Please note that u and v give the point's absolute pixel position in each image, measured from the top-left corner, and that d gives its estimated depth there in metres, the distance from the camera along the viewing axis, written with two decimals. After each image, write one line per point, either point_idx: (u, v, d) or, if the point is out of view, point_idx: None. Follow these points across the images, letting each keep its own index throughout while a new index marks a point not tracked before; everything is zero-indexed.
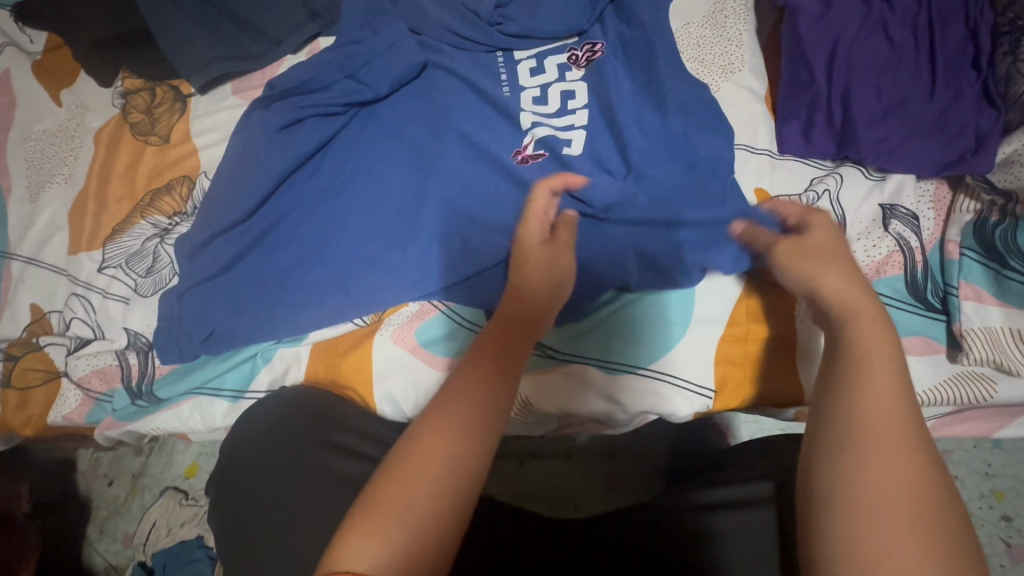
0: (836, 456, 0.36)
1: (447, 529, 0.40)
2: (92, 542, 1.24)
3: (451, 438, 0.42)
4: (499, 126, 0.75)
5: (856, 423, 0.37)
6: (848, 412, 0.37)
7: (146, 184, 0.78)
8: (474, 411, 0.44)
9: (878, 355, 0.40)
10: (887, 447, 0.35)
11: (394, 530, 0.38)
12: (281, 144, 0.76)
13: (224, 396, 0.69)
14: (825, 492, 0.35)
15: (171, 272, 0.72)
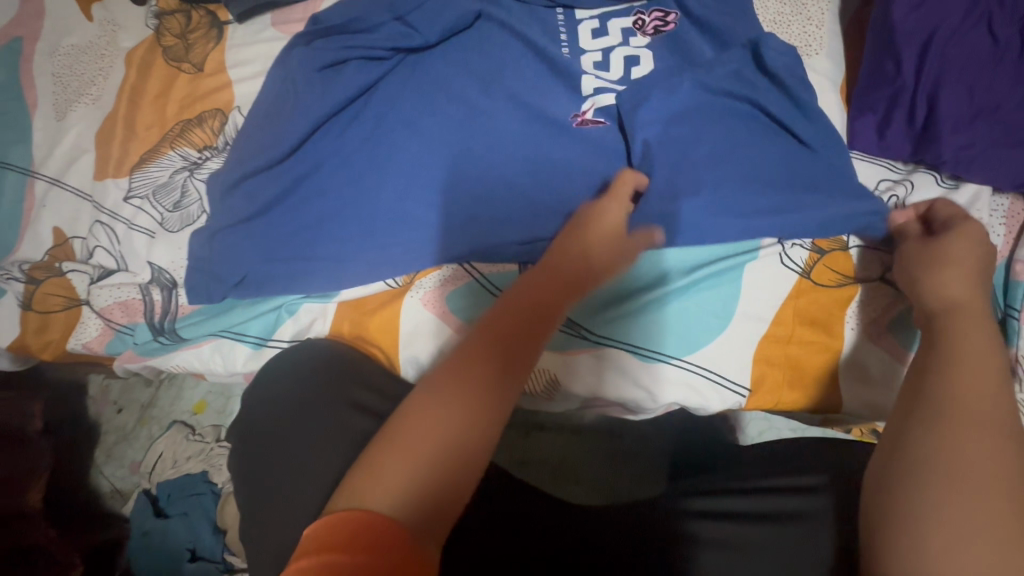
0: (931, 433, 0.38)
1: (473, 469, 0.40)
2: (99, 465, 1.27)
3: (466, 386, 0.42)
4: (553, 91, 0.71)
5: (958, 412, 0.39)
6: (941, 393, 0.40)
7: (177, 114, 0.75)
8: (494, 365, 0.44)
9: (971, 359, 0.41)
10: (984, 429, 0.38)
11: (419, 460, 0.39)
12: (320, 85, 0.72)
13: (247, 342, 0.68)
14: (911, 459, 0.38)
15: (200, 209, 0.70)
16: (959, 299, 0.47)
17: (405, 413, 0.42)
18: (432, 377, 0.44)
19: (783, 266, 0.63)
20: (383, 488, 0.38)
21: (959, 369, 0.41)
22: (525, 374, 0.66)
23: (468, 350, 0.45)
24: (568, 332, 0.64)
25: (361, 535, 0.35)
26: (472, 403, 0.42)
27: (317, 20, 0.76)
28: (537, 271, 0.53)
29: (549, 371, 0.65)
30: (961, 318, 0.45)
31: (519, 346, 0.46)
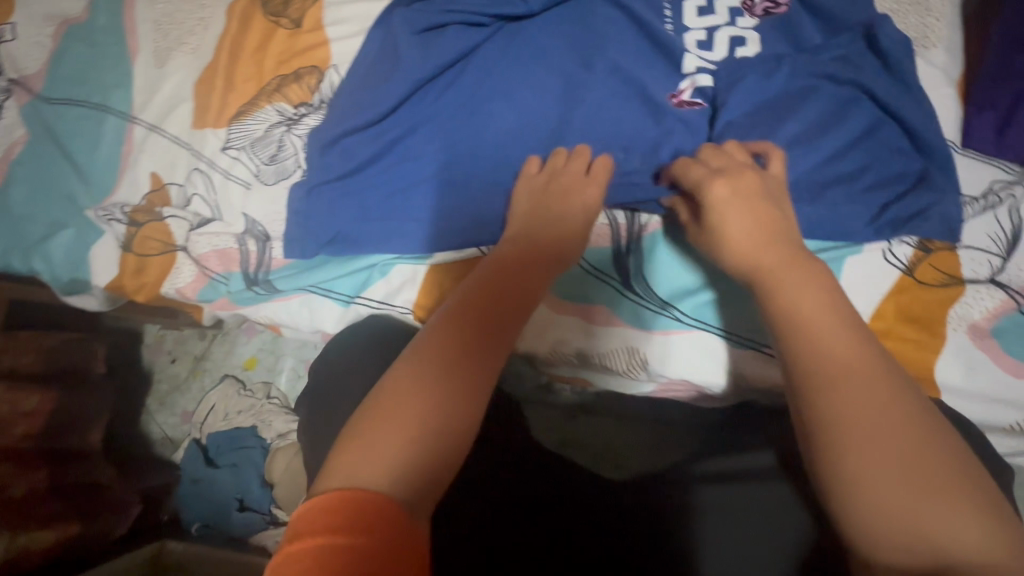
0: (831, 386, 0.43)
1: (449, 450, 0.44)
2: (151, 412, 1.30)
3: (435, 372, 0.46)
4: (655, 68, 0.70)
5: (820, 367, 0.44)
6: (802, 345, 0.45)
7: (274, 68, 0.75)
8: (462, 352, 0.48)
9: (806, 307, 0.47)
10: (847, 384, 0.42)
11: (396, 445, 0.42)
12: (422, 47, 0.71)
13: (337, 298, 0.70)
14: (824, 411, 0.42)
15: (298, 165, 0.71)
16: (751, 260, 0.52)
17: (384, 399, 0.45)
18: (404, 367, 0.47)
19: (888, 262, 0.62)
20: (372, 471, 0.41)
21: (816, 331, 0.45)
22: (616, 352, 0.64)
23: (434, 339, 0.48)
24: (662, 313, 0.63)
25: (357, 515, 0.38)
26: (449, 388, 0.45)
27: None
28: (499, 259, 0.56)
29: (640, 350, 0.64)
30: (781, 272, 0.49)
31: (484, 329, 0.49)
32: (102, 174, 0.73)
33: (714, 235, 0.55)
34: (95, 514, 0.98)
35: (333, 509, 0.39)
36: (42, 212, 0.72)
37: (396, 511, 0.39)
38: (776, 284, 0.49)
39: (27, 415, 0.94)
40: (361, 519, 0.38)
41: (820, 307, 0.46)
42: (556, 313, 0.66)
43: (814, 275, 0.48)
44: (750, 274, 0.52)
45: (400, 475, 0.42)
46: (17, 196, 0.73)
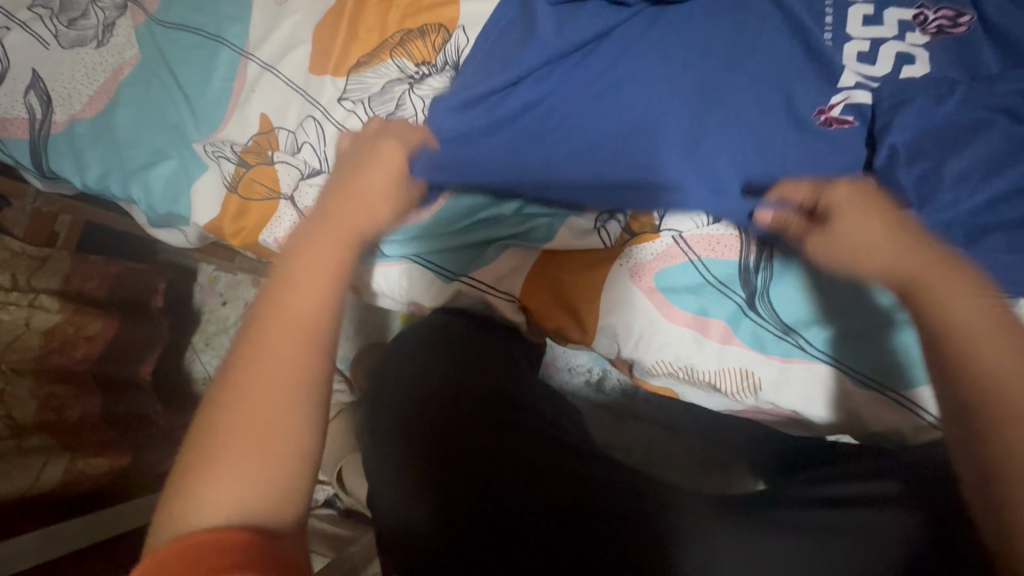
0: (1005, 424, 0.44)
1: (289, 466, 0.42)
2: (197, 351, 1.30)
3: (266, 387, 0.43)
4: (810, 74, 0.64)
5: (989, 396, 0.44)
6: (970, 373, 0.45)
7: (398, 21, 0.71)
8: (290, 357, 0.44)
9: (972, 325, 0.46)
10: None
11: (234, 486, 0.39)
12: (561, 20, 0.67)
13: (440, 273, 0.67)
14: (1010, 449, 0.43)
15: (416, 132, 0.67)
16: (906, 269, 0.49)
17: (213, 438, 0.41)
18: (233, 396, 0.43)
19: None
20: (214, 514, 0.38)
21: (978, 342, 0.45)
22: (729, 372, 0.62)
23: (264, 359, 0.44)
24: (784, 339, 0.59)
25: (219, 545, 0.35)
26: (282, 404, 0.42)
27: None
28: (311, 243, 0.51)
29: (754, 374, 0.61)
30: (939, 282, 0.47)
31: (313, 328, 0.46)
32: (211, 108, 0.70)
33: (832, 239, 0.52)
34: (144, 445, 0.97)
35: (170, 563, 0.34)
36: (146, 140, 0.70)
37: (247, 540, 0.36)
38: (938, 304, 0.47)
39: (88, 339, 0.92)
40: (209, 559, 0.34)
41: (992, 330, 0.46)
42: (672, 321, 0.62)
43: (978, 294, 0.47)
44: (905, 282, 0.49)
45: (244, 507, 0.38)
46: (124, 120, 0.71)
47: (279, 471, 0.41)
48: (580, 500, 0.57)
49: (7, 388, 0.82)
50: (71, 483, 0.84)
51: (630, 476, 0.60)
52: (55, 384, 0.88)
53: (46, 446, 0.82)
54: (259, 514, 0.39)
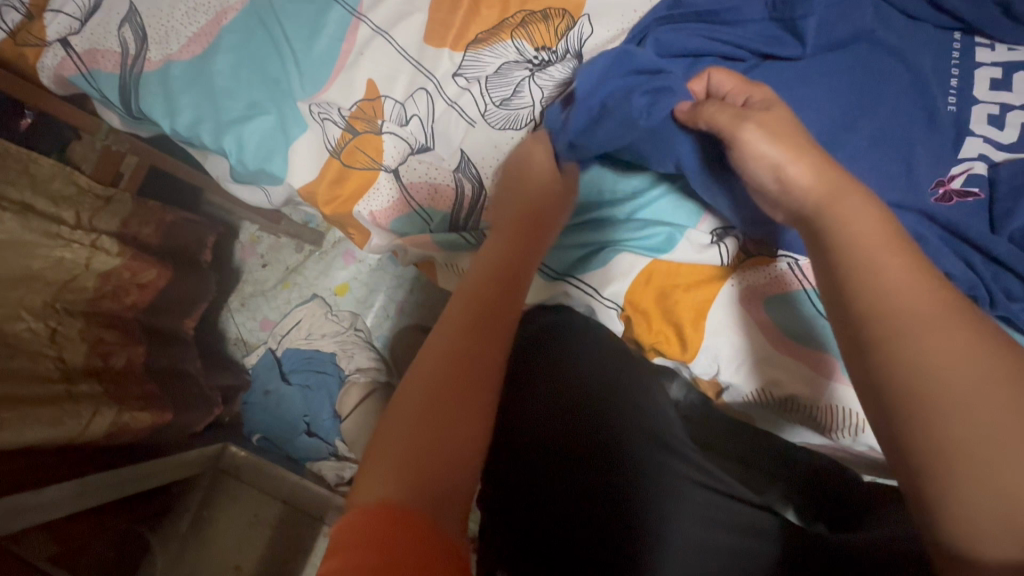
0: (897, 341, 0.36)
1: (473, 407, 0.41)
2: (232, 311, 1.28)
3: (437, 380, 0.41)
4: (947, 114, 0.62)
5: (896, 319, 0.37)
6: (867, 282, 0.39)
7: (521, 1, 0.67)
8: (456, 357, 0.42)
9: (869, 236, 0.40)
10: (930, 330, 0.36)
11: (415, 440, 0.38)
12: (669, 77, 0.64)
13: (544, 271, 0.67)
14: (899, 379, 0.36)
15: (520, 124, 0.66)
16: (809, 190, 0.45)
17: (412, 387, 0.41)
18: (402, 394, 0.41)
19: None
20: (387, 478, 0.37)
21: (880, 266, 0.39)
22: (825, 410, 0.59)
23: (423, 368, 0.42)
24: None
25: (373, 529, 0.34)
26: (444, 409, 0.40)
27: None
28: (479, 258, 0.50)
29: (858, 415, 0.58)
30: (845, 207, 0.43)
31: (490, 312, 0.45)
32: (317, 67, 0.67)
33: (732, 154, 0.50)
34: (183, 405, 0.94)
35: (359, 525, 0.34)
36: (244, 93, 0.67)
37: (421, 516, 0.35)
38: (872, 272, 0.39)
39: (140, 286, 0.89)
40: (386, 531, 0.34)
41: (875, 236, 0.41)
42: (774, 349, 0.60)
43: (906, 254, 0.39)
44: (810, 212, 0.44)
45: (422, 478, 0.37)
46: (222, 67, 0.67)
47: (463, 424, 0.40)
48: (620, 500, 0.50)
49: (59, 328, 0.79)
50: (113, 436, 0.80)
51: (683, 478, 0.52)
52: (104, 330, 0.84)
53: (93, 395, 0.78)
54: (447, 460, 0.38)
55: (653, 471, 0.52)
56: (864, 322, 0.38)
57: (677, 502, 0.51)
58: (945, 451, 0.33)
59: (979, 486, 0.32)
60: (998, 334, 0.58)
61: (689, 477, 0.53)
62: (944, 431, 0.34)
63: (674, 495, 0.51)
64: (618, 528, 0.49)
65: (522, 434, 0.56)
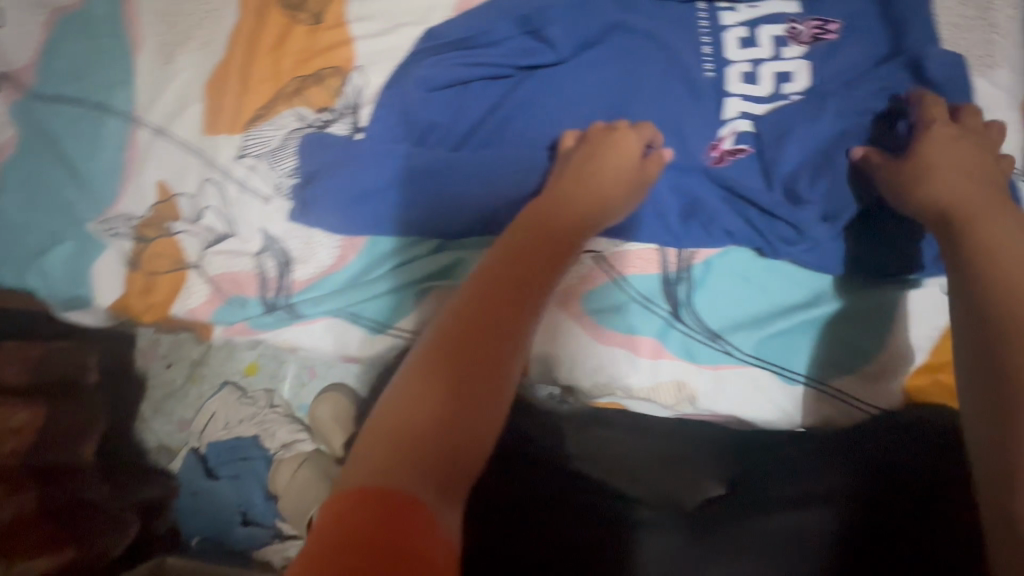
0: (1009, 337, 0.42)
1: (484, 400, 0.40)
2: (145, 421, 1.14)
3: (461, 362, 0.40)
4: (708, 80, 0.65)
5: (1008, 313, 0.44)
6: (998, 282, 0.45)
7: (292, 69, 0.69)
8: (507, 361, 0.42)
9: (998, 249, 0.47)
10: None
11: (425, 418, 0.38)
12: (443, 111, 0.65)
13: (361, 324, 0.65)
14: (1010, 368, 0.41)
15: (304, 184, 0.63)
16: (956, 194, 0.52)
17: (444, 371, 0.39)
18: (406, 379, 0.40)
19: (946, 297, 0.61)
20: (367, 468, 0.36)
21: (1016, 270, 0.46)
22: (663, 387, 0.62)
23: (408, 382, 0.40)
24: (712, 347, 0.62)
25: (348, 513, 0.32)
26: (434, 405, 0.38)
27: (431, 32, 0.65)
28: (534, 243, 0.49)
29: (688, 385, 0.62)
30: (983, 219, 0.50)
31: (516, 304, 0.43)
32: (105, 181, 0.67)
33: (920, 167, 0.55)
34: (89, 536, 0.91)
35: (345, 514, 0.33)
36: (38, 223, 0.66)
37: (399, 501, 0.33)
38: (1000, 277, 0.45)
39: (15, 430, 0.88)
40: (373, 518, 0.32)
41: None
42: (600, 340, 0.63)
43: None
44: (941, 215, 0.52)
45: (418, 474, 0.36)
46: (10, 204, 0.66)
47: (439, 414, 0.38)
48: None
49: None
50: None
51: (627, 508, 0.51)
52: None
53: None
54: (422, 445, 0.37)
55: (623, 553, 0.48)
56: (1001, 326, 0.43)
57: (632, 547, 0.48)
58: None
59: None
60: (801, 276, 0.62)
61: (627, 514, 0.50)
62: None
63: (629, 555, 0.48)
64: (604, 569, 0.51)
65: (515, 488, 0.52)
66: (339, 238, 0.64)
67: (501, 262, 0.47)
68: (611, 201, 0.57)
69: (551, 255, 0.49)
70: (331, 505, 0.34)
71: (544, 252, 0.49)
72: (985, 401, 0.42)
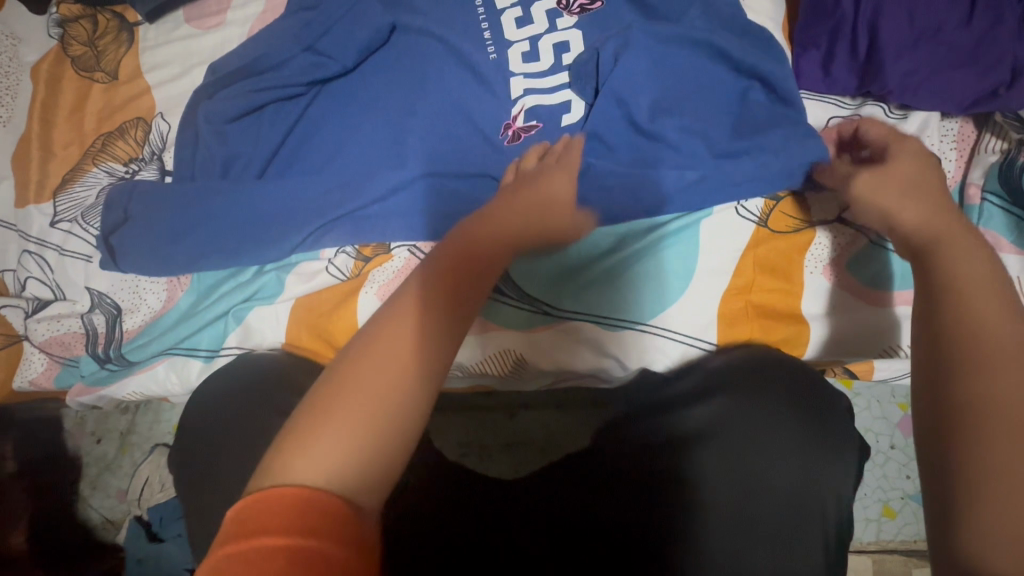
0: (946, 319, 0.40)
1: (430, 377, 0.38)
2: (86, 499, 1.01)
3: (413, 335, 0.38)
4: (489, 61, 0.66)
5: (957, 291, 0.41)
6: (944, 266, 0.43)
7: (96, 128, 0.70)
8: (440, 337, 0.39)
9: (953, 232, 0.45)
10: (1006, 363, 0.38)
11: (365, 415, 0.35)
12: (243, 139, 0.66)
13: (199, 356, 0.65)
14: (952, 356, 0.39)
15: (111, 235, 0.64)
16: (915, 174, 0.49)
17: (389, 356, 0.37)
18: (350, 365, 0.37)
19: (739, 217, 0.62)
20: (319, 465, 0.33)
21: (951, 251, 0.44)
22: (491, 359, 0.63)
23: (371, 361, 0.37)
24: (532, 311, 0.62)
25: (313, 523, 0.31)
26: (376, 384, 0.36)
27: (214, 70, 0.69)
28: (479, 227, 0.46)
29: (514, 351, 0.62)
30: (924, 189, 0.48)
31: (456, 284, 0.41)
32: None
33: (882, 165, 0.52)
34: None
35: (281, 515, 0.31)
36: None
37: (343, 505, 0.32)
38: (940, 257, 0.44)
39: None
40: (307, 519, 0.31)
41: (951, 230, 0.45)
42: None
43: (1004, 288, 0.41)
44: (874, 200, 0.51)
45: (371, 461, 0.35)
46: None
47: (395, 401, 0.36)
48: (576, 527, 0.53)
49: None
50: None
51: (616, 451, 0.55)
52: None
53: None
54: (376, 432, 0.35)
55: (629, 511, 0.51)
56: (936, 305, 0.41)
57: (650, 486, 0.51)
58: (987, 476, 0.35)
59: (994, 498, 0.35)
60: (604, 221, 0.62)
61: (574, 484, 0.56)
62: (990, 425, 0.36)
63: (630, 518, 0.51)
64: (597, 512, 0.53)
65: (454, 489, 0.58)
66: (160, 277, 0.65)
67: (459, 265, 0.42)
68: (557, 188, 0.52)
69: (494, 243, 0.45)
70: (238, 512, 0.32)
71: (496, 246, 0.45)
72: (933, 389, 0.39)
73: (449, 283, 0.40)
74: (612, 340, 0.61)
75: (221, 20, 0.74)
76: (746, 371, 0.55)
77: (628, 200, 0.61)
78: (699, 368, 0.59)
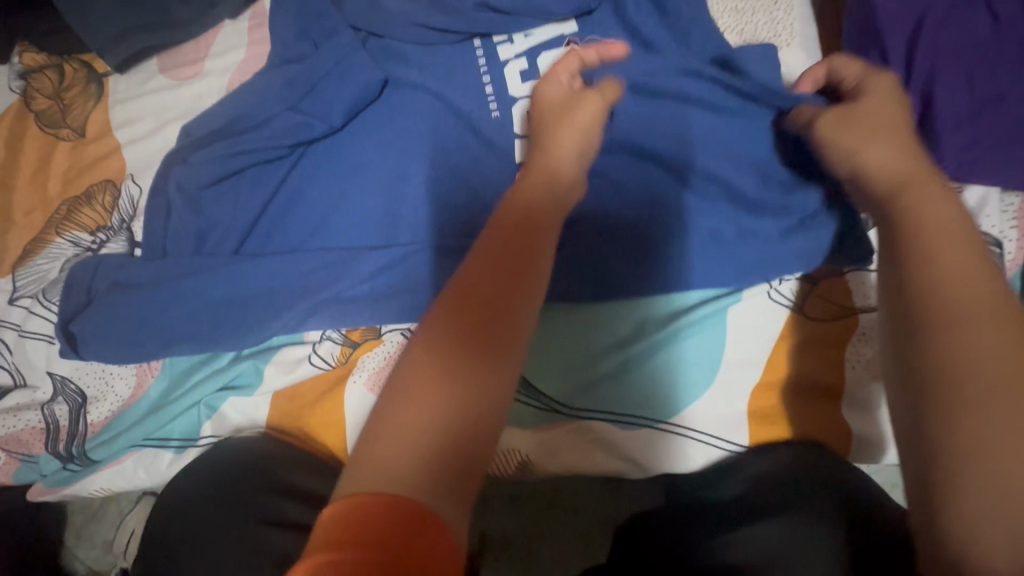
0: (936, 328, 0.33)
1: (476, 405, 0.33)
2: (70, 549, 0.85)
3: (447, 356, 0.33)
4: (491, 120, 0.60)
5: (935, 290, 0.34)
6: (919, 263, 0.35)
7: (60, 192, 0.64)
8: (476, 362, 0.34)
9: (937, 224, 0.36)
10: (978, 321, 0.32)
11: (401, 454, 0.31)
12: (219, 209, 0.60)
13: (170, 448, 0.59)
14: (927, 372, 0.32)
15: (70, 323, 0.58)
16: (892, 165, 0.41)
17: (416, 387, 0.33)
18: (385, 398, 0.33)
19: (771, 303, 0.55)
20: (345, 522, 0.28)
21: (936, 243, 0.35)
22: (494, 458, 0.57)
23: (400, 394, 0.33)
24: (537, 406, 0.56)
25: None
26: (407, 418, 0.32)
27: (188, 130, 0.63)
28: (506, 225, 0.40)
29: (517, 451, 0.57)
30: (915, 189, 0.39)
31: (488, 298, 0.35)
32: None
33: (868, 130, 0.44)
34: None
35: None
36: None
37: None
38: (922, 251, 0.35)
39: None
40: None
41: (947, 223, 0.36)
42: None
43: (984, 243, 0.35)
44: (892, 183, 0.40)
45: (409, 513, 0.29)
46: None
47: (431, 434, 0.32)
48: None
49: None
50: None
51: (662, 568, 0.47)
52: None
53: None
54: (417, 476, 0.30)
55: None
56: (918, 312, 0.34)
57: None
58: (961, 519, 0.29)
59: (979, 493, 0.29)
60: (619, 311, 0.56)
61: None
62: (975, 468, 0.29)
63: None
64: None
65: None
66: (126, 365, 0.59)
67: (511, 244, 0.38)
68: (562, 180, 0.46)
69: (522, 242, 0.39)
70: None
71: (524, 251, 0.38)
72: (909, 414, 0.32)
73: (475, 297, 0.35)
74: (627, 443, 0.55)
75: (198, 70, 0.67)
76: (797, 480, 0.48)
77: (648, 282, 0.54)
78: (739, 473, 0.52)
